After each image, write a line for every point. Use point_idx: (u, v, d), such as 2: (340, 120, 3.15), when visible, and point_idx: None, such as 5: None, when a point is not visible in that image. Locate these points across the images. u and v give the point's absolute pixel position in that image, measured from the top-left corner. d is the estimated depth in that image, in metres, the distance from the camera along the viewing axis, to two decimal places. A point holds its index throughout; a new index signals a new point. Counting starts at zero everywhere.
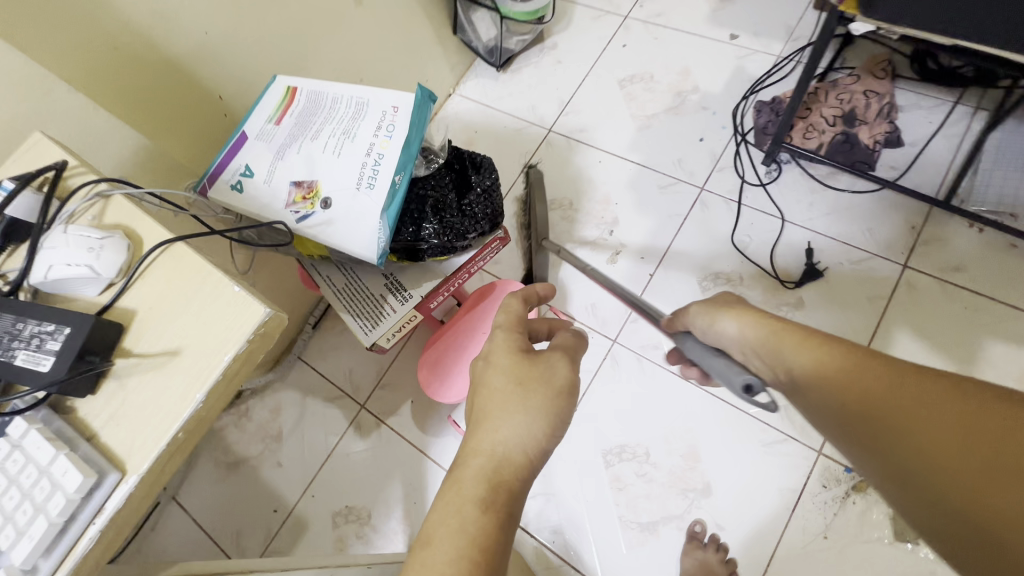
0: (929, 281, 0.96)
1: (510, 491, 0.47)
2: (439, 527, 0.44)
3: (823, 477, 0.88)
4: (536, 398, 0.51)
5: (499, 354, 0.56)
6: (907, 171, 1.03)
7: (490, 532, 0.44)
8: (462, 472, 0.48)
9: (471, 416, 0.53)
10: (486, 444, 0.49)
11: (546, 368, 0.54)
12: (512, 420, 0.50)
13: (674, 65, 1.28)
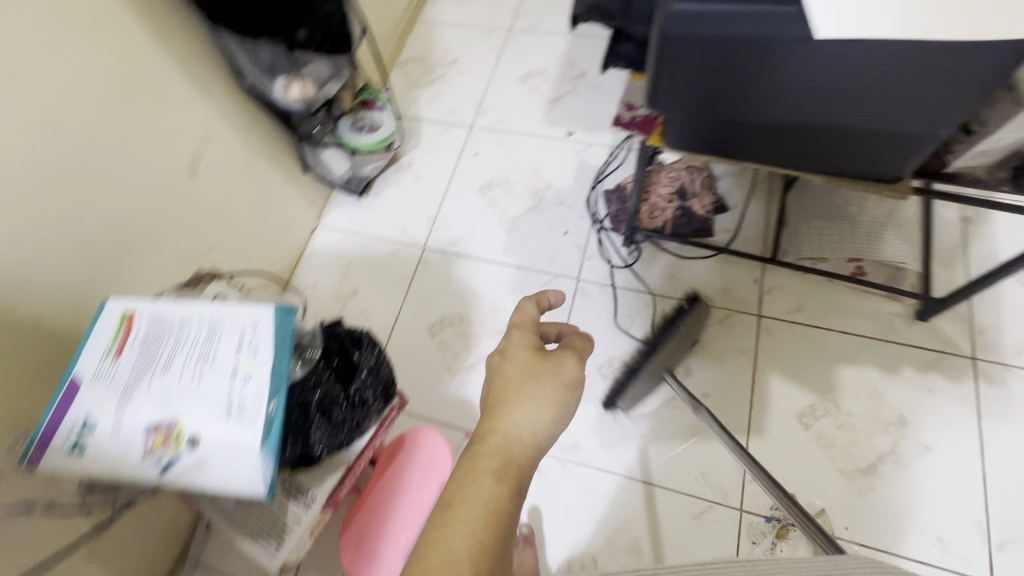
0: (780, 324, 1.11)
1: (520, 467, 0.56)
2: (463, 491, 0.53)
3: (750, 532, 0.95)
4: (547, 391, 0.62)
5: (519, 348, 0.67)
6: (737, 233, 1.20)
7: (504, 498, 0.53)
8: (484, 446, 0.57)
9: (491, 399, 0.62)
10: (502, 423, 0.59)
11: (558, 364, 0.64)
12: (528, 406, 0.60)
13: (525, 166, 1.38)
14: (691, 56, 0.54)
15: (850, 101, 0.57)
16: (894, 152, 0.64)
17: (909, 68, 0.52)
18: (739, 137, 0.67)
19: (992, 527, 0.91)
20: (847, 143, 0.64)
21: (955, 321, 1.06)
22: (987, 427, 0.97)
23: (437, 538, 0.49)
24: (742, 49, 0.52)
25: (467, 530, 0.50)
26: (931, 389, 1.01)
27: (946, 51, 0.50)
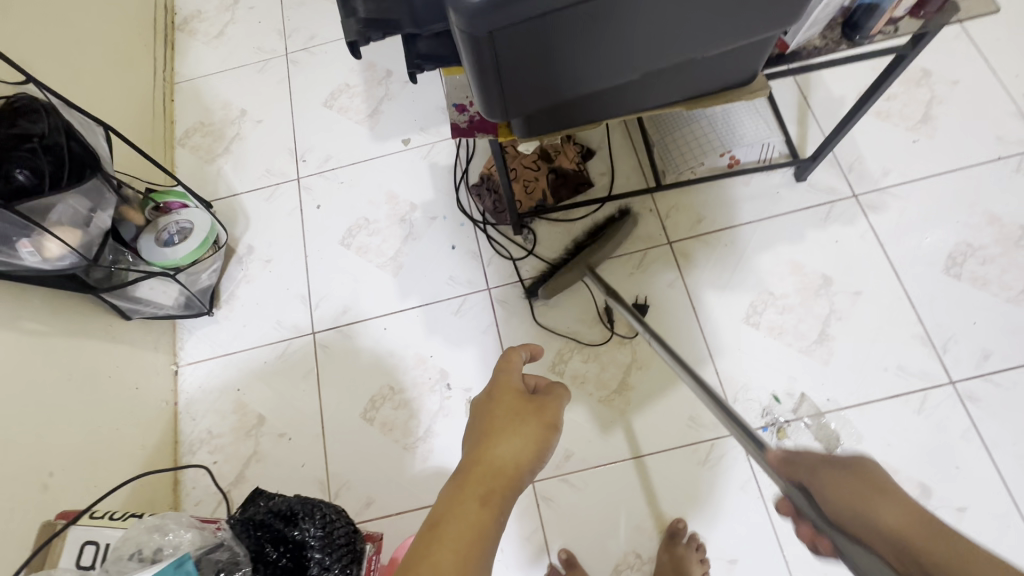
0: (691, 242, 1.09)
1: (503, 499, 0.51)
2: (447, 518, 0.48)
3: None
4: (531, 430, 0.57)
5: (503, 388, 0.62)
6: (613, 173, 1.15)
7: (487, 525, 0.48)
8: (471, 473, 0.52)
9: (476, 434, 0.57)
10: (489, 451, 0.54)
11: (542, 408, 0.59)
12: (511, 439, 0.55)
13: (378, 196, 1.22)
14: (505, 47, 0.44)
15: (691, 34, 0.48)
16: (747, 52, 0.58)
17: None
18: (590, 101, 0.58)
19: (932, 335, 0.98)
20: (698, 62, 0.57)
21: (826, 170, 1.11)
22: (891, 251, 1.04)
23: (419, 558, 0.44)
24: (556, 20, 0.42)
25: (450, 553, 0.45)
26: (836, 240, 1.06)
27: None
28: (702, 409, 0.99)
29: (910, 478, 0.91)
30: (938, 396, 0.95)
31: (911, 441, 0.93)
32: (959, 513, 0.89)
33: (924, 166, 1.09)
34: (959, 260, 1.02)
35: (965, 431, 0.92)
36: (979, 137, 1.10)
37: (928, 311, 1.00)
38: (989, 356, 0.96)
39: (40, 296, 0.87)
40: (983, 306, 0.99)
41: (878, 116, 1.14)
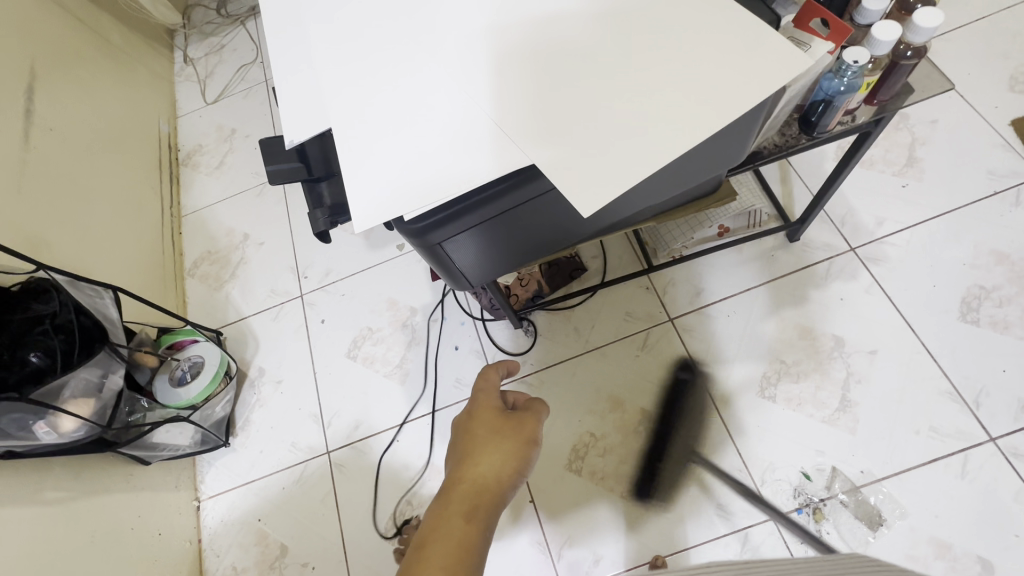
0: (693, 316, 1.08)
1: (488, 514, 0.51)
2: (432, 535, 0.48)
3: (792, 532, 0.90)
4: (513, 444, 0.58)
5: (482, 412, 0.63)
6: (605, 255, 1.17)
7: (475, 534, 0.48)
8: (454, 493, 0.52)
9: (459, 457, 0.58)
10: (470, 471, 0.55)
11: (521, 423, 0.61)
12: (493, 454, 0.56)
13: (379, 304, 1.25)
14: (452, 247, 0.44)
15: (641, 193, 0.48)
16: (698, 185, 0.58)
17: (688, 155, 0.43)
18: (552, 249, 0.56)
19: (961, 389, 0.94)
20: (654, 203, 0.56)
21: (818, 227, 1.10)
22: (900, 303, 1.01)
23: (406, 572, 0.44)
24: (501, 226, 0.43)
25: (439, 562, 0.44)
26: (841, 297, 1.04)
27: (698, 152, 0.44)
28: (731, 497, 0.94)
29: (967, 553, 0.84)
30: (980, 456, 0.89)
31: (959, 510, 0.87)
32: None
33: (918, 210, 1.07)
34: (974, 305, 0.99)
35: (1017, 494, 0.86)
36: (971, 173, 1.08)
37: (953, 364, 0.95)
38: None
39: (63, 462, 0.89)
40: (1010, 351, 0.95)
41: (862, 164, 1.13)
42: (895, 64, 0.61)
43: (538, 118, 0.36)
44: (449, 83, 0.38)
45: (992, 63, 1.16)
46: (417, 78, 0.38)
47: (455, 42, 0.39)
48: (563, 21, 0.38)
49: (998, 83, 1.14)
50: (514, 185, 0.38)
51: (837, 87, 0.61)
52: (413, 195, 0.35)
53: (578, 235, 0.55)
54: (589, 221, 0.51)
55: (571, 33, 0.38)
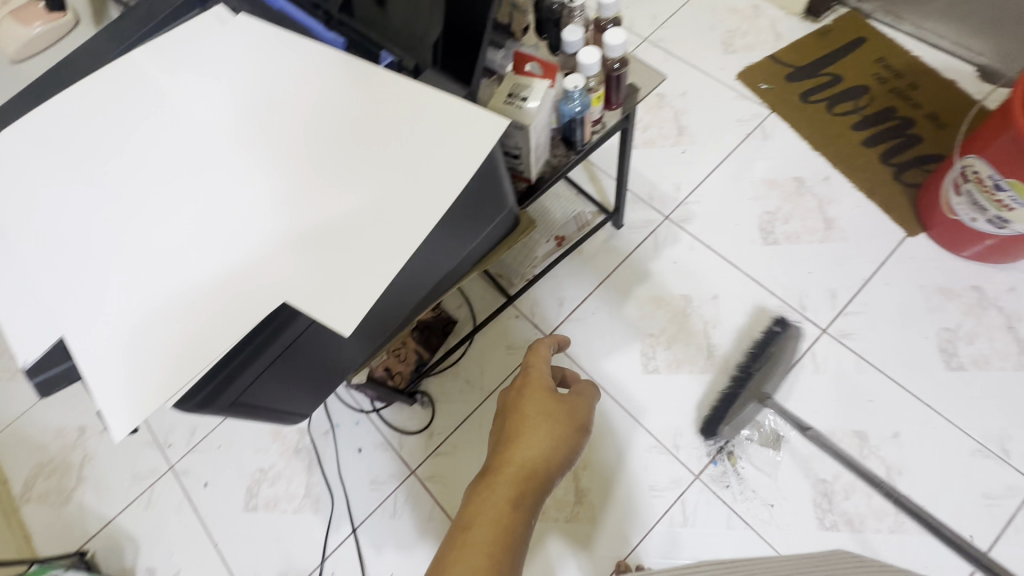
0: (566, 326, 1.14)
1: (534, 498, 0.57)
2: (478, 516, 0.53)
3: (715, 480, 0.98)
4: (562, 431, 0.62)
5: (532, 384, 0.67)
6: (469, 301, 1.19)
7: (517, 521, 0.53)
8: (502, 474, 0.57)
9: (506, 434, 0.62)
10: (520, 455, 0.59)
11: (572, 410, 0.65)
12: (540, 440, 0.61)
13: (263, 440, 1.15)
14: (254, 396, 0.42)
15: (437, 267, 0.48)
16: (496, 235, 0.60)
17: (444, 222, 0.44)
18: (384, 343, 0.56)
19: (788, 300, 1.09)
20: (463, 266, 0.58)
21: (633, 209, 1.22)
22: (719, 248, 1.16)
23: (457, 552, 0.50)
24: (298, 357, 0.42)
25: (484, 549, 0.50)
26: (674, 260, 1.16)
27: (463, 222, 0.46)
28: (657, 473, 1.00)
29: (844, 432, 0.97)
30: (822, 349, 1.04)
31: (825, 400, 1.00)
32: (898, 441, 0.95)
33: (700, 168, 1.24)
34: (770, 228, 1.16)
35: (858, 366, 1.01)
36: (726, 126, 1.28)
37: (775, 282, 1.11)
38: (836, 293, 1.08)
39: None
40: (809, 255, 1.12)
41: (646, 145, 1.29)
42: (611, 76, 0.71)
43: (277, 262, 0.37)
44: (169, 256, 0.37)
45: (706, 36, 1.40)
46: (133, 262, 0.38)
47: (163, 212, 0.39)
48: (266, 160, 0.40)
49: (716, 50, 1.38)
50: (275, 330, 0.38)
51: (574, 109, 0.69)
52: (163, 384, 0.34)
53: (406, 323, 0.55)
54: (404, 310, 0.50)
55: (276, 170, 0.39)
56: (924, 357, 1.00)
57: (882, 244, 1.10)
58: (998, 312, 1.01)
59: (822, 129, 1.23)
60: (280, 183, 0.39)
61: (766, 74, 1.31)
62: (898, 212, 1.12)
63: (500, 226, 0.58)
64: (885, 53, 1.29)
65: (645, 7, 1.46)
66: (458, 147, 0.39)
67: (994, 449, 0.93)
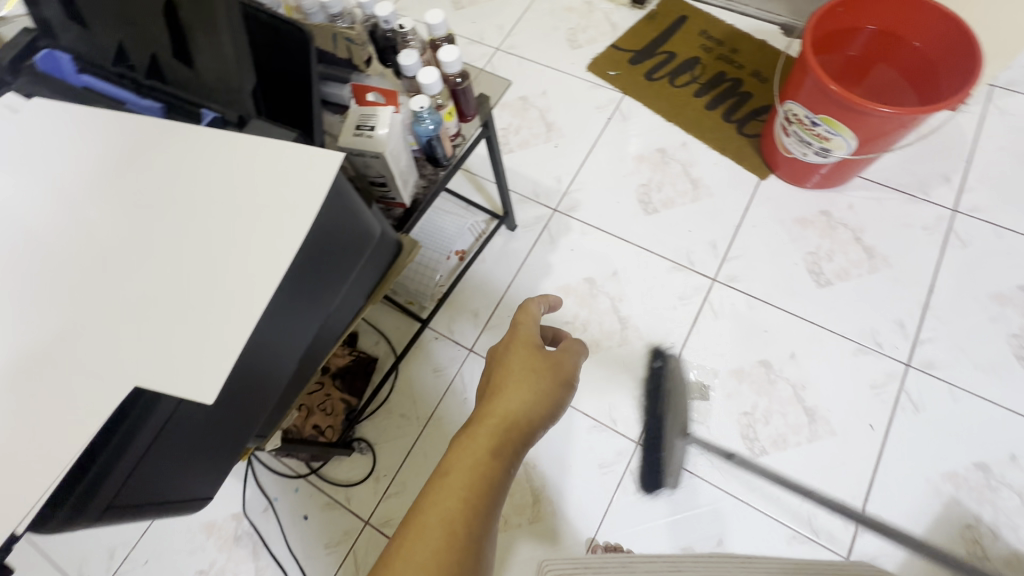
0: (485, 336, 1.15)
1: (513, 452, 0.58)
2: (454, 462, 0.54)
3: (655, 441, 1.03)
4: (544, 387, 0.64)
5: (518, 339, 0.68)
6: (384, 335, 1.17)
7: (494, 471, 0.54)
8: (484, 425, 0.58)
9: (490, 386, 0.64)
10: (503, 408, 0.60)
11: (554, 369, 0.66)
12: (521, 394, 0.61)
13: (196, 538, 1.05)
14: (137, 492, 0.40)
15: (309, 307, 0.48)
16: (376, 264, 0.60)
17: (298, 262, 0.43)
18: (287, 398, 0.55)
19: (678, 260, 1.18)
20: (349, 301, 0.58)
21: (522, 210, 1.27)
22: (608, 227, 1.23)
23: (434, 497, 0.51)
24: (178, 438, 0.41)
25: (460, 497, 0.51)
26: (571, 248, 1.22)
27: (327, 259, 0.47)
28: (602, 450, 1.03)
29: (752, 365, 1.06)
30: (715, 296, 1.13)
31: (729, 341, 1.09)
32: (796, 360, 1.06)
33: (574, 158, 1.31)
34: (647, 199, 1.25)
35: (749, 303, 1.12)
36: (587, 115, 1.36)
37: (663, 247, 1.19)
38: (716, 243, 1.18)
39: None
40: (686, 216, 1.22)
41: (520, 148, 1.34)
42: (456, 91, 0.74)
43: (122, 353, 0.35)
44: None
45: (551, 36, 1.49)
46: None
47: None
48: (93, 251, 0.38)
49: (563, 47, 1.47)
50: (141, 417, 0.37)
51: (429, 129, 0.70)
52: (11, 506, 0.32)
53: (302, 372, 0.54)
54: (290, 360, 0.49)
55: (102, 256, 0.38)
56: (798, 281, 1.12)
57: (742, 192, 1.23)
58: (845, 228, 1.16)
59: (669, 101, 1.35)
60: (115, 270, 0.38)
61: (611, 62, 1.42)
62: (748, 161, 1.26)
63: (377, 254, 0.59)
64: (706, 25, 1.44)
65: (490, 21, 1.53)
66: (288, 190, 0.40)
67: (870, 345, 1.05)
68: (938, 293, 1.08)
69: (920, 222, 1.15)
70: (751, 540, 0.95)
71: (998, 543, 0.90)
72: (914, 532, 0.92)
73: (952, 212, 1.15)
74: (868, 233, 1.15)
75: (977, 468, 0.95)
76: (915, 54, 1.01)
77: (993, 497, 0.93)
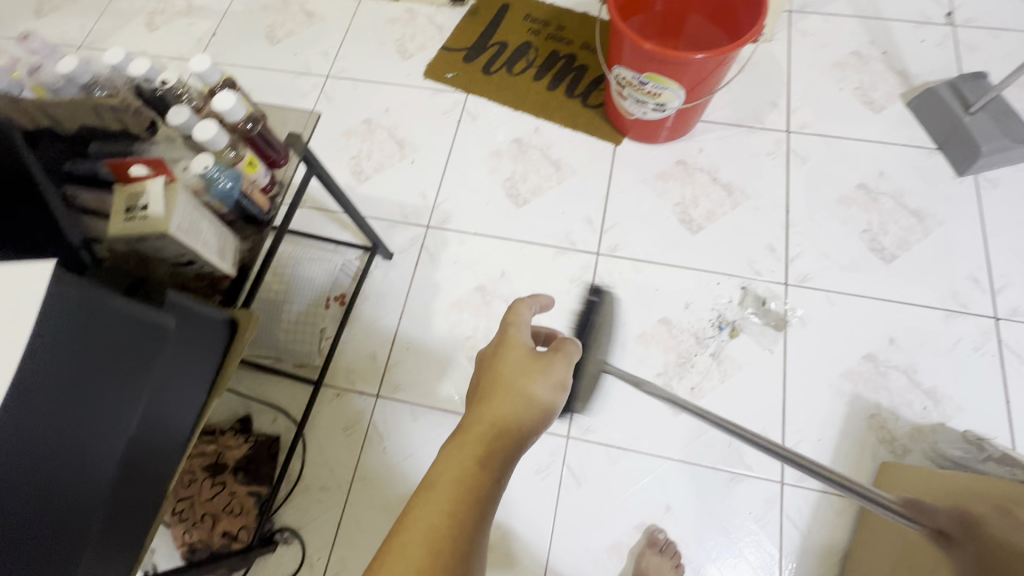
0: (388, 376, 1.08)
1: (504, 457, 0.59)
2: (444, 470, 0.56)
3: (583, 429, 1.01)
4: (535, 389, 0.63)
5: (511, 341, 0.67)
6: (279, 408, 1.07)
7: (477, 480, 0.56)
8: (472, 433, 0.59)
9: (481, 390, 0.64)
10: (495, 413, 0.61)
11: (547, 372, 0.64)
12: (511, 398, 0.62)
13: None
14: None
15: (84, 405, 0.47)
16: (205, 347, 0.56)
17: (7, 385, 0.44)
18: (123, 514, 0.51)
19: (560, 243, 1.16)
20: (180, 393, 0.54)
21: (394, 235, 1.20)
22: (485, 229, 1.19)
23: (420, 509, 0.53)
24: None
25: (444, 511, 0.53)
26: (453, 261, 1.17)
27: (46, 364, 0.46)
28: (536, 455, 1.00)
29: (653, 326, 1.08)
30: (604, 269, 1.13)
31: (627, 309, 1.09)
32: (690, 309, 1.08)
33: (433, 169, 1.27)
34: (515, 192, 1.22)
35: (636, 267, 1.13)
36: (436, 122, 1.32)
37: (543, 234, 1.18)
38: (591, 217, 1.18)
39: None
40: (556, 199, 1.21)
41: (376, 172, 1.27)
42: (252, 138, 0.67)
43: None
44: None
45: (381, 52, 1.43)
46: None
47: None
48: None
49: (395, 60, 1.41)
50: None
51: (230, 189, 0.63)
52: None
53: (139, 477, 0.51)
54: (86, 463, 0.47)
55: None
56: (674, 233, 1.15)
57: (602, 161, 1.24)
58: (702, 172, 1.20)
59: (512, 90, 1.33)
60: None
61: (447, 64, 1.38)
62: (599, 131, 1.27)
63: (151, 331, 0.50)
64: (529, 8, 1.44)
65: (313, 49, 1.45)
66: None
67: (750, 275, 1.10)
68: (794, 211, 1.15)
69: (762, 150, 1.22)
70: (694, 494, 0.96)
71: (900, 422, 0.97)
72: (830, 437, 0.97)
73: (787, 134, 1.23)
74: (722, 171, 1.20)
75: (867, 360, 1.02)
76: None
77: (885, 381, 1.00)
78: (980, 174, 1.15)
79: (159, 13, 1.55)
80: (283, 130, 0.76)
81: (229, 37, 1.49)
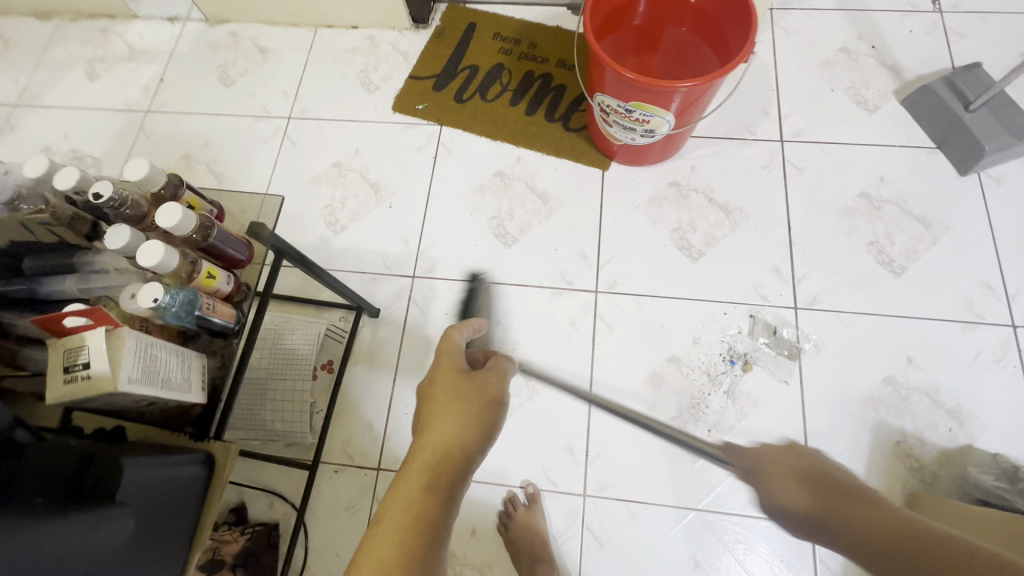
0: (389, 445, 1.02)
1: (449, 479, 0.62)
2: (392, 504, 0.60)
3: (600, 485, 0.96)
4: (472, 410, 0.67)
5: (443, 370, 0.72)
6: (276, 493, 0.99)
7: (426, 505, 0.60)
8: (417, 462, 0.63)
9: (423, 422, 0.68)
10: (436, 439, 0.65)
11: (480, 392, 0.69)
12: (450, 424, 0.66)
13: None
14: None
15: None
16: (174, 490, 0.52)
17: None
18: None
19: (556, 283, 1.10)
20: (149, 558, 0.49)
21: (379, 289, 1.13)
22: (475, 275, 1.12)
23: (373, 544, 0.57)
24: None
25: (394, 539, 0.57)
26: (445, 312, 1.10)
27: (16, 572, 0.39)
28: (553, 518, 0.95)
29: (662, 365, 1.02)
30: (604, 308, 1.07)
31: (633, 349, 1.04)
32: (699, 344, 1.03)
33: (413, 212, 1.19)
34: (503, 231, 1.15)
35: (638, 303, 1.07)
36: (410, 160, 1.24)
37: (537, 275, 1.11)
38: (586, 252, 1.12)
39: None
40: (547, 235, 1.14)
41: (352, 221, 1.19)
42: (207, 245, 0.59)
43: None
44: None
45: (344, 86, 1.33)
46: None
47: None
48: None
49: (360, 94, 1.32)
50: None
51: (188, 312, 0.55)
52: None
53: None
54: None
55: None
56: (674, 262, 1.09)
57: (591, 189, 1.17)
58: (697, 193, 1.14)
59: (488, 118, 1.25)
60: None
61: (416, 94, 1.29)
62: (585, 156, 1.20)
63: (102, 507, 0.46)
64: (497, 26, 1.35)
65: (271, 89, 1.35)
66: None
67: (758, 301, 1.05)
68: (797, 227, 1.10)
69: (757, 163, 1.16)
70: (723, 545, 0.92)
71: (926, 448, 0.93)
72: (858, 471, 0.93)
73: (782, 144, 1.17)
74: (719, 190, 1.14)
75: (887, 384, 0.97)
76: (697, 11, 0.98)
77: (908, 405, 0.96)
78: (984, 172, 1.10)
79: (98, 60, 1.43)
80: (244, 218, 0.68)
81: (179, 82, 1.38)
